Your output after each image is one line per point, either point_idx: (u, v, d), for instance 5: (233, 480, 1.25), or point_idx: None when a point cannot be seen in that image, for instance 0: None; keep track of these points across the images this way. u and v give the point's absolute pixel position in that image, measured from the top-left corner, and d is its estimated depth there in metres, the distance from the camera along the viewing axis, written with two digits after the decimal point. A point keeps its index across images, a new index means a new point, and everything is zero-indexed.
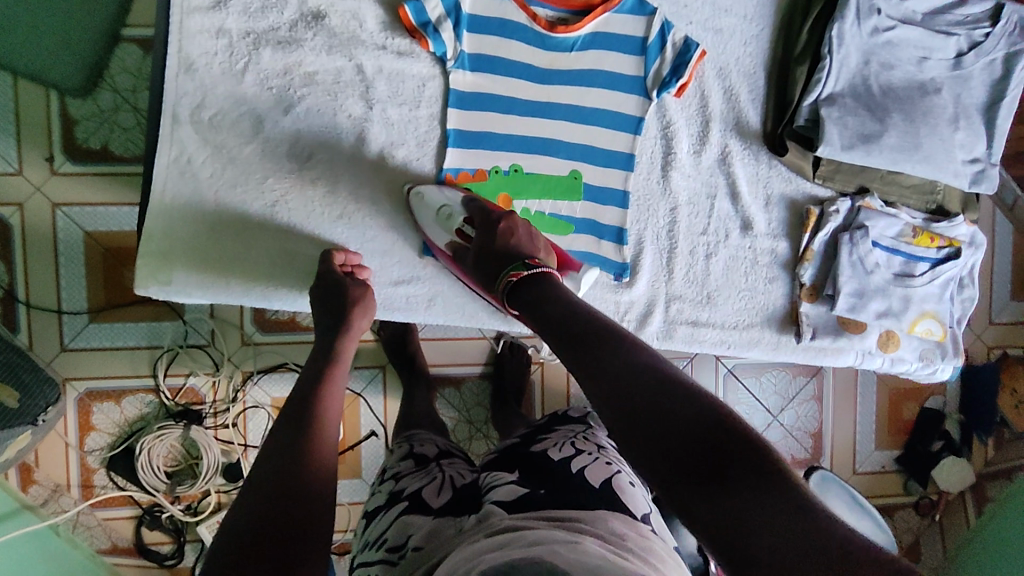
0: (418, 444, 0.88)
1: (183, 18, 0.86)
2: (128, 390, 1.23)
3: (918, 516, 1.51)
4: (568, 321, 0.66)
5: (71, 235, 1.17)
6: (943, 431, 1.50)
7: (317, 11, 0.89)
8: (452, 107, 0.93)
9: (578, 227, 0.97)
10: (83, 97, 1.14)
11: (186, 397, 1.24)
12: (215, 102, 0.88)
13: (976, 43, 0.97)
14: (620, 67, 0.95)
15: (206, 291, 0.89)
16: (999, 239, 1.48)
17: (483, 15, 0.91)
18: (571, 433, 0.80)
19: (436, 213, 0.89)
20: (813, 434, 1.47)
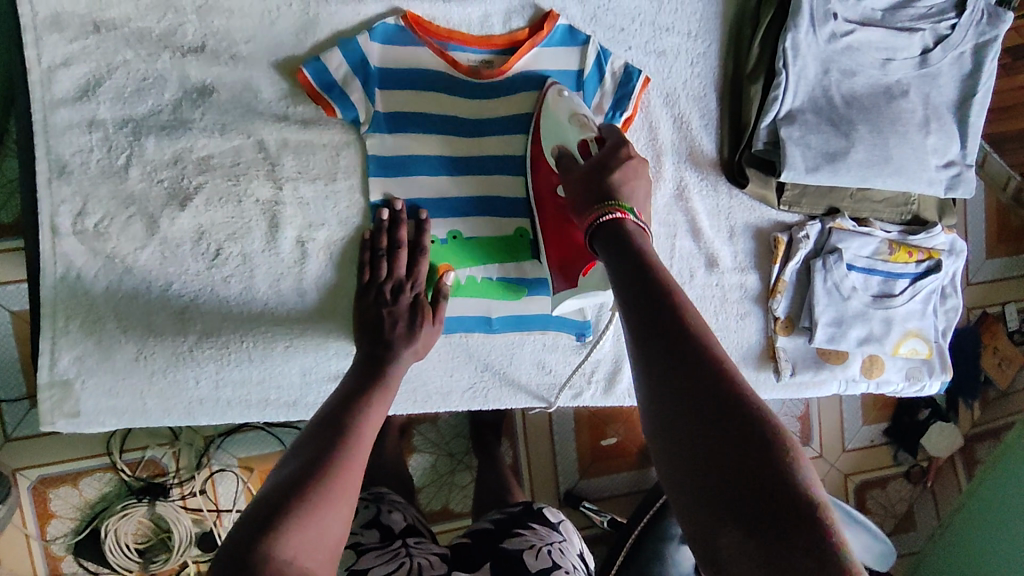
0: (387, 510, 0.78)
1: (50, 116, 0.75)
2: (85, 471, 1.13)
3: (909, 485, 1.48)
4: (634, 278, 0.53)
5: None
6: (929, 398, 1.44)
7: (202, 86, 0.78)
8: (373, 176, 0.82)
9: (532, 287, 0.87)
10: None
11: (147, 470, 1.15)
12: (99, 205, 0.77)
13: (943, 37, 0.88)
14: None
15: (123, 417, 0.81)
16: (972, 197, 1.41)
17: (396, 68, 0.80)
18: (545, 536, 0.72)
19: (560, 109, 0.77)
20: (800, 418, 1.43)
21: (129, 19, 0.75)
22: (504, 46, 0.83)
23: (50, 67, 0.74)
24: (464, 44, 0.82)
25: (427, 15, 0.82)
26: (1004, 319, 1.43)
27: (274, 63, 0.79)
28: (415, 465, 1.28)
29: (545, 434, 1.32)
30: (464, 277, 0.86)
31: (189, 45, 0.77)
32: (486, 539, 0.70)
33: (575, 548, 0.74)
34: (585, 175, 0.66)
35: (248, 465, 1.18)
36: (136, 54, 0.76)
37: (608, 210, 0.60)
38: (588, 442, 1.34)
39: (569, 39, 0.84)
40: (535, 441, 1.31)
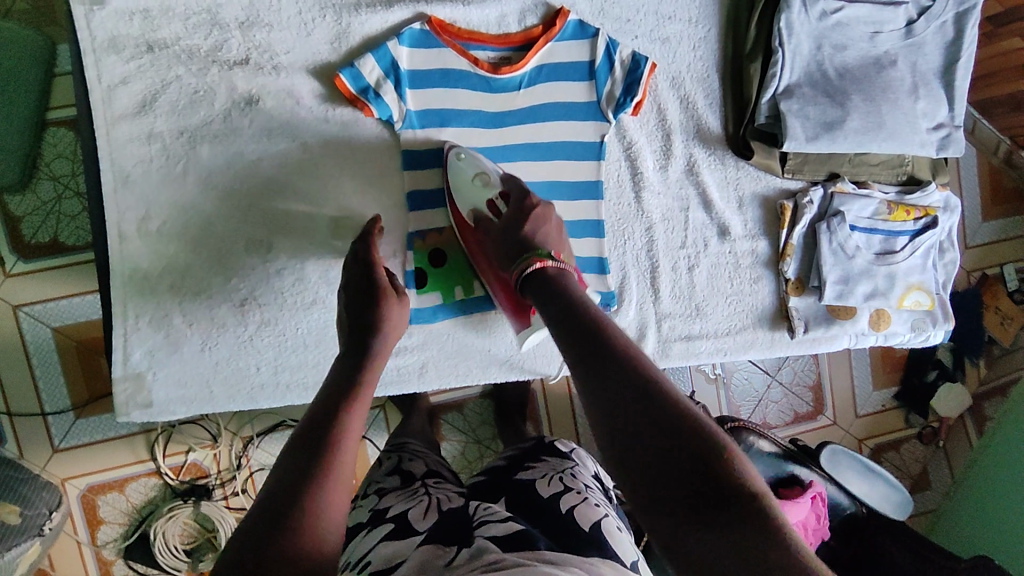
0: (406, 459, 0.86)
1: (111, 131, 0.82)
2: (130, 478, 1.19)
3: (923, 446, 1.53)
4: (572, 316, 0.59)
5: (39, 336, 1.14)
6: (935, 359, 1.51)
7: (248, 96, 0.84)
8: (407, 169, 0.89)
9: None
10: (22, 193, 1.10)
11: (190, 473, 1.21)
12: (161, 211, 0.84)
13: (925, 9, 0.95)
14: (572, 96, 0.91)
15: (191, 405, 0.87)
16: (964, 162, 1.48)
17: (423, 69, 0.87)
18: (557, 466, 0.77)
19: (470, 164, 0.84)
20: (812, 387, 1.49)
21: (178, 38, 0.82)
22: (521, 42, 0.89)
23: (109, 86, 0.81)
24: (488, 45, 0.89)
25: (450, 19, 0.89)
26: (1004, 280, 1.49)
27: (312, 70, 0.86)
28: (446, 452, 1.35)
29: (568, 416, 1.39)
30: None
31: (235, 58, 0.84)
32: (501, 473, 0.77)
33: (590, 474, 0.79)
34: (501, 234, 0.75)
35: None
36: (187, 70, 0.83)
37: (528, 263, 0.69)
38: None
39: (580, 33, 0.91)
40: (558, 420, 1.38)
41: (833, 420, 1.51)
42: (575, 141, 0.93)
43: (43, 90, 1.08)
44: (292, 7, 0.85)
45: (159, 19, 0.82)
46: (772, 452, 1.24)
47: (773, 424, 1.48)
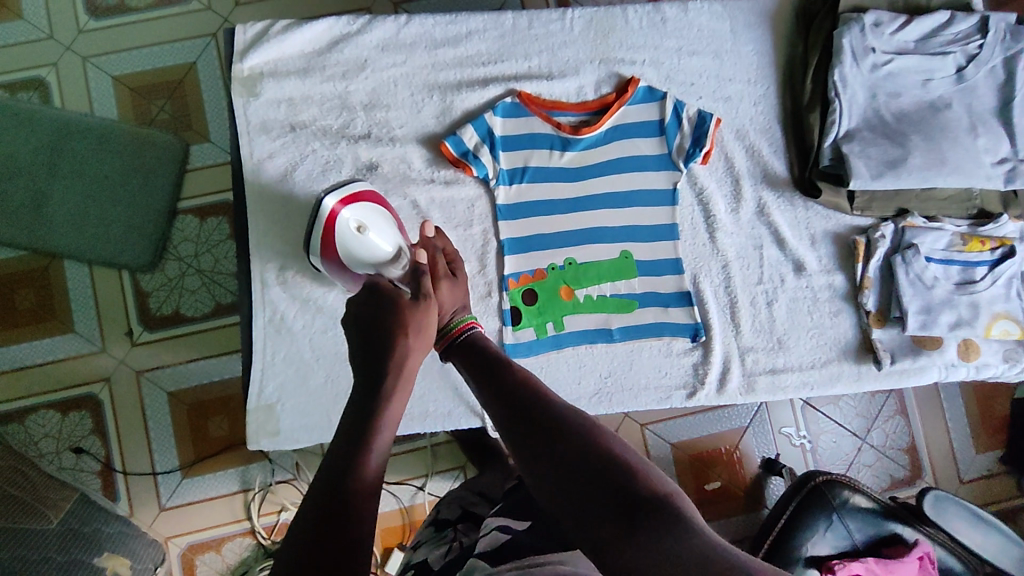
0: (443, 508, 0.89)
1: (257, 194, 0.98)
2: (226, 537, 1.28)
3: None
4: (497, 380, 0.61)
5: (156, 398, 1.28)
6: None
7: (371, 163, 1.00)
8: (502, 218, 1.01)
9: (641, 300, 1.01)
10: (151, 272, 1.28)
11: (281, 533, 1.28)
12: (295, 260, 0.97)
13: (973, 55, 1.02)
14: (642, 151, 1.02)
15: (313, 434, 0.96)
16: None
17: (514, 134, 1.01)
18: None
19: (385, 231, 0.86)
20: (907, 450, 1.46)
21: (315, 119, 1.00)
22: (597, 107, 1.02)
23: (259, 159, 0.98)
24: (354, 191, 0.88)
25: (536, 92, 1.03)
26: None
27: (423, 140, 1.01)
28: None
29: None
30: (582, 296, 1.01)
31: (360, 133, 1.00)
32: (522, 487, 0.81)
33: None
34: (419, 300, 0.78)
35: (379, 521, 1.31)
36: (322, 144, 0.99)
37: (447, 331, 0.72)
38: (694, 487, 1.41)
39: (649, 96, 1.03)
40: None
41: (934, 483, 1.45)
42: (648, 189, 1.02)
43: (174, 184, 1.28)
44: (405, 90, 1.02)
45: (300, 105, 1.00)
46: (870, 508, 1.19)
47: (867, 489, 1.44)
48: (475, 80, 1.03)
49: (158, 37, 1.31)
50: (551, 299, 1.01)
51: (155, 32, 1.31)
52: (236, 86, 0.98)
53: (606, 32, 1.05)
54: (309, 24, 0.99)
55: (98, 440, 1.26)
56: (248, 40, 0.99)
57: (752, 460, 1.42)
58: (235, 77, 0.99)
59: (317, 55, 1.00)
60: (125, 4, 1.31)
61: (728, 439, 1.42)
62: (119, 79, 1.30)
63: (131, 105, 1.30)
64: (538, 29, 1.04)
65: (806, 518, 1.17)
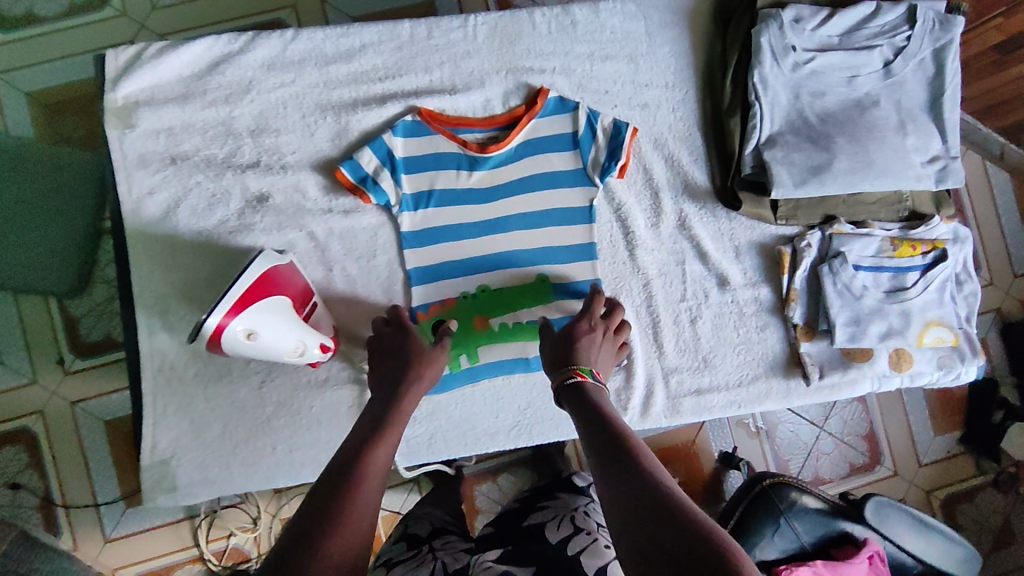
0: (412, 523, 0.92)
1: (140, 236, 0.92)
2: (175, 565, 1.21)
3: (1001, 494, 1.44)
4: (606, 445, 0.62)
5: (94, 428, 1.20)
6: (1001, 399, 1.43)
7: (260, 194, 0.93)
8: (408, 246, 0.95)
9: (558, 326, 0.96)
10: (79, 296, 1.20)
11: (232, 558, 1.22)
12: (183, 304, 0.92)
13: (901, 48, 0.95)
14: (553, 166, 0.96)
15: (213, 487, 0.92)
16: (999, 193, 1.46)
17: (417, 154, 0.94)
18: (569, 506, 0.85)
19: (280, 331, 0.71)
20: (866, 436, 1.43)
21: (199, 149, 0.93)
22: (506, 122, 0.95)
23: (139, 198, 0.92)
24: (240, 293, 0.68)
25: (439, 108, 0.96)
26: None
27: (316, 166, 0.94)
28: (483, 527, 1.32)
29: None
30: (497, 324, 0.96)
31: (247, 162, 0.93)
32: (510, 518, 0.86)
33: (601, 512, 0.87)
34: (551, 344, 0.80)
35: None
36: (205, 176, 0.92)
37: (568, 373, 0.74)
38: None
39: (560, 107, 0.96)
40: None
41: (893, 470, 1.44)
42: (561, 207, 0.96)
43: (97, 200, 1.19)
44: (296, 112, 0.94)
45: (181, 134, 0.92)
46: (819, 508, 1.17)
47: (826, 478, 1.42)
48: (371, 98, 0.95)
49: (63, 49, 1.21)
50: (463, 329, 0.95)
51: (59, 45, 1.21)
52: (110, 117, 0.91)
53: (512, 39, 0.98)
54: (186, 46, 0.92)
55: (36, 475, 1.18)
56: (121, 65, 0.91)
57: (710, 456, 1.39)
58: (108, 108, 0.91)
59: (197, 78, 0.93)
60: (32, 15, 1.21)
61: (685, 434, 1.39)
62: (33, 96, 1.20)
63: (46, 121, 1.20)
64: (438, 39, 0.97)
65: (751, 524, 1.14)
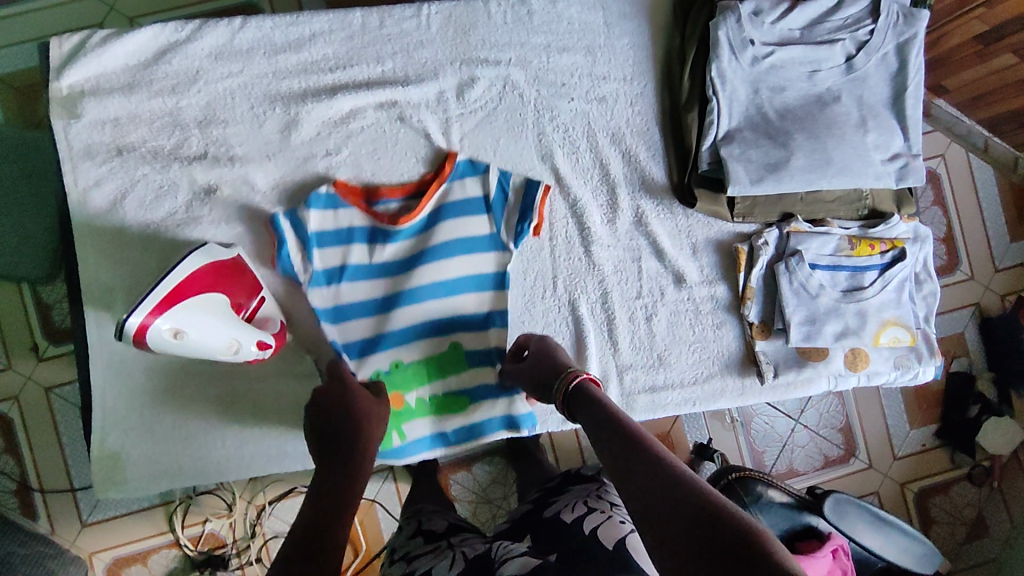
0: (426, 520, 0.92)
1: (86, 228, 0.90)
2: (151, 549, 1.21)
3: (975, 487, 1.44)
4: (606, 434, 0.67)
5: (69, 414, 1.20)
6: (978, 393, 1.43)
7: (208, 187, 0.92)
8: (328, 323, 0.90)
9: (472, 363, 0.95)
10: (50, 283, 1.18)
11: (207, 543, 1.22)
12: (130, 297, 0.91)
13: (864, 42, 0.93)
14: (468, 232, 0.92)
15: (163, 481, 0.92)
16: (981, 184, 1.45)
17: (325, 229, 0.90)
18: (586, 494, 0.86)
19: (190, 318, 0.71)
20: (840, 429, 1.43)
21: (145, 140, 0.91)
22: (416, 188, 0.93)
23: (85, 189, 0.90)
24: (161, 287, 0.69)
25: (392, 100, 0.94)
26: None
27: (265, 158, 0.93)
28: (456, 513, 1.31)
29: (576, 454, 1.33)
30: (414, 398, 0.94)
31: (195, 153, 0.92)
32: (529, 513, 0.86)
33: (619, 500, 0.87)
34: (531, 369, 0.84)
35: None
36: (152, 167, 0.91)
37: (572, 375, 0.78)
38: None
39: (471, 170, 0.93)
40: (564, 453, 1.32)
41: (868, 462, 1.43)
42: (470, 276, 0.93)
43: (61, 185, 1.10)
44: (244, 103, 0.93)
45: (127, 125, 0.91)
46: (785, 502, 1.17)
47: (799, 470, 1.41)
48: (322, 88, 0.94)
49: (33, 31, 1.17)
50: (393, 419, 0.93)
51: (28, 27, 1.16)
52: (54, 107, 0.89)
53: (466, 29, 0.95)
54: (130, 34, 0.90)
55: (10, 458, 1.18)
56: (64, 53, 0.89)
57: (685, 447, 1.39)
58: (53, 98, 0.89)
59: (143, 67, 0.91)
60: None
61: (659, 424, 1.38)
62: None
63: (15, 106, 1.16)
64: (390, 28, 0.94)
65: None
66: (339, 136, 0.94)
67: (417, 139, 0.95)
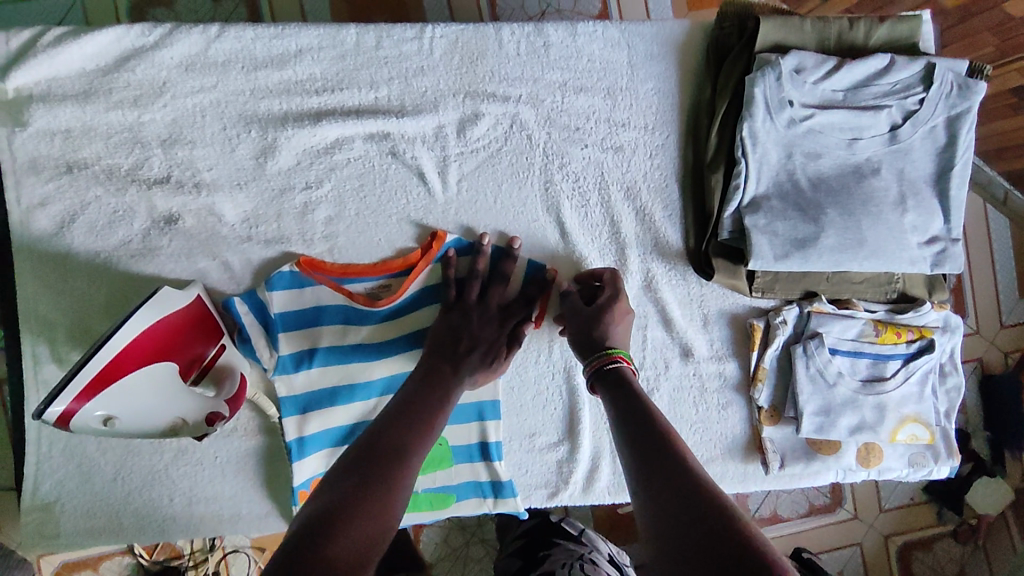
0: None
1: (27, 253, 0.80)
2: (104, 554, 1.11)
3: (959, 545, 1.36)
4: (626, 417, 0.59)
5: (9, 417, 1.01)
6: (972, 450, 1.29)
7: (169, 215, 0.82)
8: (289, 416, 0.81)
9: (456, 455, 0.85)
10: None
11: (164, 552, 1.13)
12: (75, 333, 0.81)
13: (911, 112, 0.84)
14: None
15: (99, 538, 0.82)
16: (997, 242, 1.31)
17: (296, 311, 0.81)
18: (575, 552, 0.87)
19: (135, 401, 0.68)
20: None
21: (100, 157, 0.80)
22: (400, 269, 0.85)
23: (28, 208, 0.79)
24: (96, 376, 0.64)
25: (383, 131, 0.84)
26: None
27: (235, 186, 0.82)
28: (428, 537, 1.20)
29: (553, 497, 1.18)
30: None
31: (156, 176, 0.81)
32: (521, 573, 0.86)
33: (605, 557, 0.88)
34: (583, 323, 0.76)
35: (260, 546, 1.16)
36: (106, 189, 0.80)
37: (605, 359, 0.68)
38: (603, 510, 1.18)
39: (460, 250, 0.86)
40: None
41: (853, 513, 1.37)
42: None
43: None
44: (215, 123, 0.82)
45: (80, 139, 0.80)
46: None
47: (783, 516, 1.36)
48: (306, 112, 0.83)
49: None
50: None
51: None
52: None
53: (473, 58, 0.85)
54: (88, 35, 0.78)
55: None
56: (10, 53, 0.77)
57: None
58: None
59: (101, 74, 0.79)
60: None
61: None
62: None
63: None
64: (388, 50, 0.84)
65: None
66: (321, 167, 0.84)
67: (410, 177, 0.85)
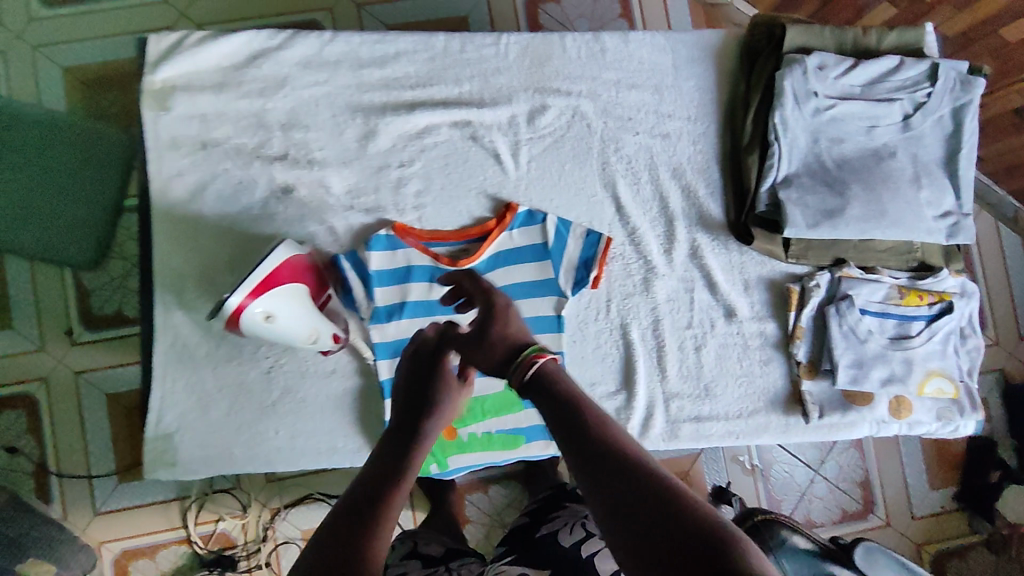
0: (423, 542, 0.90)
1: (165, 215, 0.94)
2: (161, 544, 1.18)
3: (992, 555, 1.37)
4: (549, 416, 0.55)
5: (93, 398, 1.17)
6: (999, 460, 1.38)
7: (286, 186, 0.96)
8: (381, 359, 0.93)
9: (526, 401, 0.96)
10: (94, 270, 1.17)
11: (217, 542, 1.19)
12: (199, 286, 0.94)
13: (921, 104, 0.97)
14: (525, 274, 0.95)
15: (211, 466, 0.93)
16: (1008, 251, 1.43)
17: (389, 268, 0.93)
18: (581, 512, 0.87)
19: (287, 306, 0.80)
20: (861, 484, 1.39)
21: (230, 137, 0.96)
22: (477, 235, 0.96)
23: (168, 178, 0.94)
24: (264, 277, 0.77)
25: (466, 120, 0.99)
26: None
27: (341, 163, 0.97)
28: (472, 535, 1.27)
29: None
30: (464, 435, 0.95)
31: (276, 154, 0.96)
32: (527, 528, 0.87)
33: None
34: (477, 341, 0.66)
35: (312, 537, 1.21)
36: (234, 163, 0.95)
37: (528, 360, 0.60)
38: None
39: (529, 220, 0.96)
40: None
41: (886, 521, 1.38)
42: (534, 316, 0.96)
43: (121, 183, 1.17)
44: (326, 111, 0.97)
45: (214, 121, 0.95)
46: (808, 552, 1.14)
47: (818, 522, 1.36)
48: (401, 104, 0.98)
49: (104, 30, 1.20)
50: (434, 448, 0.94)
51: (108, 23, 1.20)
52: (146, 98, 0.93)
53: (542, 60, 1.00)
54: (227, 38, 0.94)
55: (31, 439, 1.15)
56: (162, 50, 0.93)
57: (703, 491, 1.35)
58: (146, 91, 0.93)
59: (234, 70, 0.95)
60: None
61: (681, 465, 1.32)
62: (69, 70, 1.18)
63: (80, 96, 1.18)
64: (470, 53, 0.99)
65: None
66: (413, 149, 0.99)
67: (487, 158, 1.00)
